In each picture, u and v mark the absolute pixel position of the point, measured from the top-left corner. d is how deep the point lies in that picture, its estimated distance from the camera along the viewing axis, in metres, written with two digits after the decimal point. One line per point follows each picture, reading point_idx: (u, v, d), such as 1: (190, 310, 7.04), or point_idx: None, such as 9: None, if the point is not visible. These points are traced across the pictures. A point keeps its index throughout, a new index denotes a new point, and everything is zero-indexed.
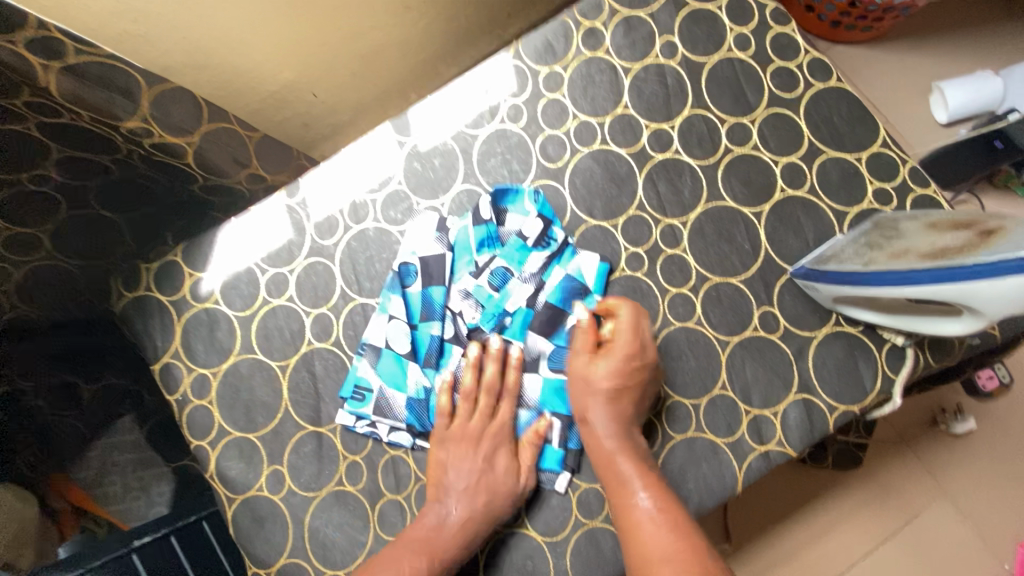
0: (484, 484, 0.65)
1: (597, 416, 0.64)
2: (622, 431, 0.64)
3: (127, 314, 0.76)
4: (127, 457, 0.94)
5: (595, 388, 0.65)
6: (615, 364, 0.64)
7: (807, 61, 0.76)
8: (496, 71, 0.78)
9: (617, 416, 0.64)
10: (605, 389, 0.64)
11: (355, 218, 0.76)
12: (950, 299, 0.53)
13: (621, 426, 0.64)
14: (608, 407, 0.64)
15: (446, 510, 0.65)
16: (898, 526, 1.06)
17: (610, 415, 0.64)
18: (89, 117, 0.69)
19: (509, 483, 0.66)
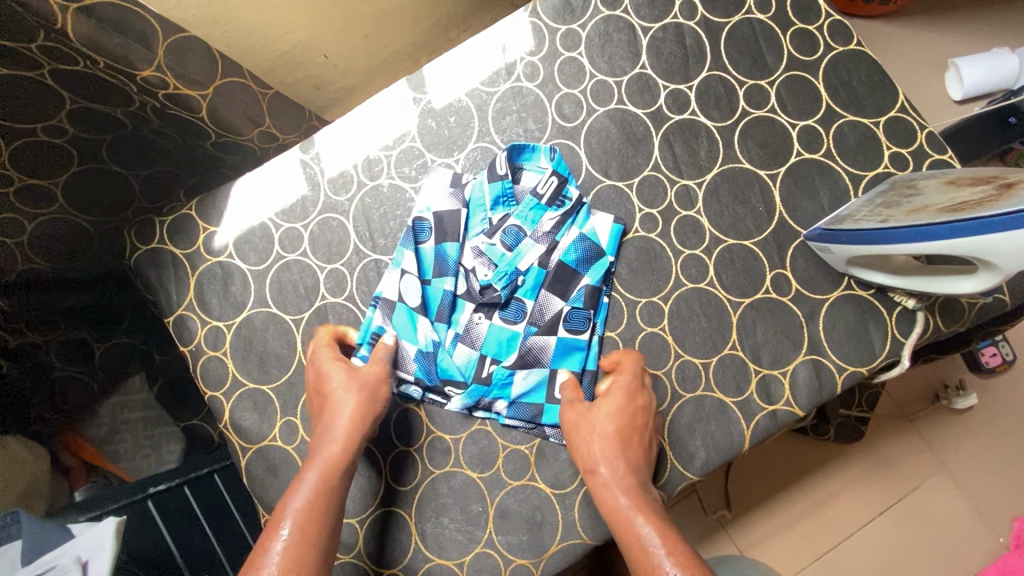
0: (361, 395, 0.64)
1: (609, 462, 0.60)
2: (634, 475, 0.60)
3: (140, 266, 0.76)
4: (137, 415, 0.96)
5: (599, 435, 0.62)
6: (616, 405, 0.63)
7: (827, 23, 0.76)
8: (513, 28, 0.77)
9: (626, 461, 0.61)
10: (611, 432, 0.62)
11: (370, 174, 0.76)
12: (969, 254, 0.53)
13: (633, 473, 0.60)
14: (618, 454, 0.61)
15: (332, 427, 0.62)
16: (896, 497, 1.07)
17: (621, 460, 0.61)
18: (104, 65, 0.68)
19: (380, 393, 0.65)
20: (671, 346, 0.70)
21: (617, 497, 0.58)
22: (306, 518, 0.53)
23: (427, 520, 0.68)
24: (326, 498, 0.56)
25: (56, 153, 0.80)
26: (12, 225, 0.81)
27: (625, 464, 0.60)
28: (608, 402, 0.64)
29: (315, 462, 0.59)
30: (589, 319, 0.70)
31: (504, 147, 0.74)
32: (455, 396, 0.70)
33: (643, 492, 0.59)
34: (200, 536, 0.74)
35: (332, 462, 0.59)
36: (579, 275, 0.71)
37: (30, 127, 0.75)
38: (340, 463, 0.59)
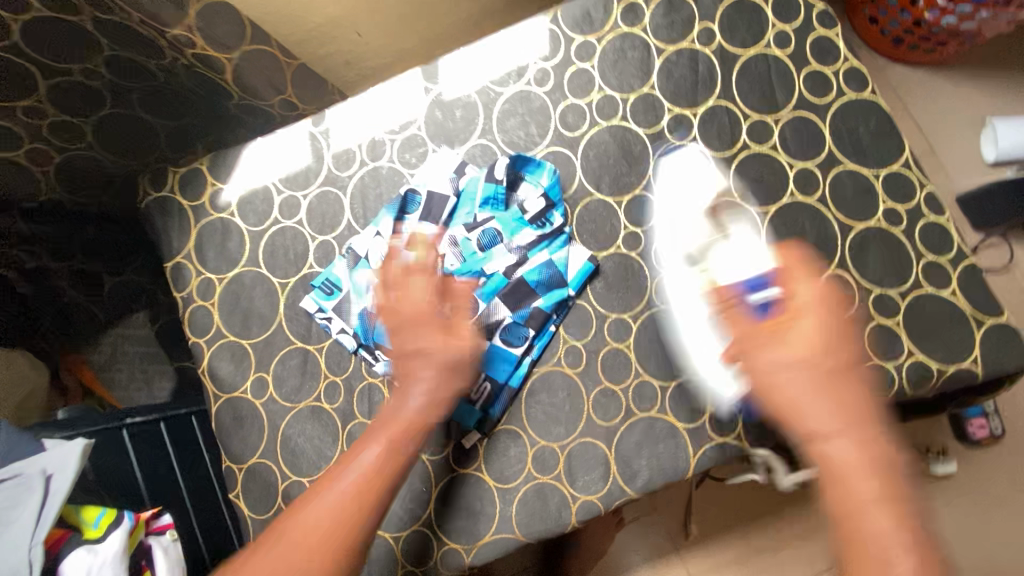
0: (443, 367, 0.60)
1: (803, 403, 0.49)
2: (841, 426, 0.48)
3: (149, 212, 0.82)
4: (136, 350, 1.02)
5: (801, 377, 0.50)
6: (806, 344, 0.50)
7: (844, 68, 0.75)
8: (531, 33, 0.79)
9: (844, 416, 0.49)
10: (813, 381, 0.49)
11: (372, 155, 0.79)
12: None
13: (854, 420, 0.49)
14: (812, 394, 0.49)
15: (411, 393, 0.60)
16: None
17: (838, 414, 0.49)
18: (138, 19, 0.72)
19: (467, 359, 0.61)
20: (632, 364, 0.71)
21: (824, 449, 0.48)
22: (375, 469, 0.56)
23: None
24: (396, 461, 0.57)
25: (91, 94, 0.85)
26: (40, 154, 0.88)
27: (833, 416, 0.49)
28: (815, 288, 0.54)
29: (390, 420, 0.59)
30: (526, 339, 0.72)
31: (510, 154, 0.76)
32: (382, 359, 0.73)
33: (880, 465, 0.47)
34: (166, 471, 0.79)
35: (403, 427, 0.58)
36: (535, 296, 0.73)
37: (67, 68, 0.80)
38: (412, 426, 0.59)
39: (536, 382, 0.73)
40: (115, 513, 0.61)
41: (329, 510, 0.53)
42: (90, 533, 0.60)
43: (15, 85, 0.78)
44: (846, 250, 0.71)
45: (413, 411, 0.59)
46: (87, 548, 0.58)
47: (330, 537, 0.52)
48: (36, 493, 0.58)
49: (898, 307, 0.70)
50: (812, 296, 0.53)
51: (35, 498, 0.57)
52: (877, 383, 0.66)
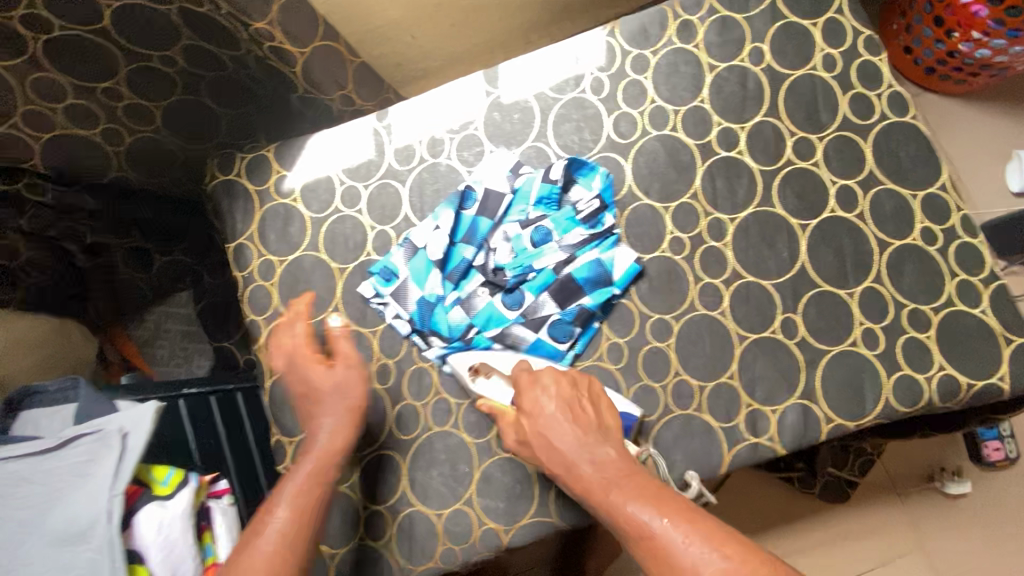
0: (347, 408, 0.69)
1: (612, 483, 0.58)
2: (641, 490, 0.56)
3: (215, 193, 0.86)
4: (176, 328, 1.17)
5: (545, 420, 0.64)
6: (553, 397, 0.65)
7: (887, 93, 0.78)
8: (588, 44, 0.83)
9: (636, 482, 0.58)
10: (556, 417, 0.64)
11: (432, 152, 0.83)
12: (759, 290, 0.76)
13: (648, 485, 0.57)
14: (587, 473, 0.60)
15: (321, 428, 0.68)
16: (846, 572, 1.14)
17: (627, 482, 0.58)
18: (227, 11, 0.76)
19: (335, 384, 0.70)
20: (673, 363, 0.74)
21: (635, 514, 0.54)
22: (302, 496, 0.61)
23: (418, 470, 0.75)
24: (319, 484, 0.63)
25: (164, 80, 0.89)
26: (114, 134, 0.92)
27: (624, 483, 0.58)
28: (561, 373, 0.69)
29: (310, 454, 0.66)
30: (572, 335, 0.75)
31: (565, 157, 0.79)
32: (435, 345, 0.78)
33: (673, 503, 0.55)
34: (214, 442, 0.83)
35: (322, 458, 0.65)
36: (583, 293, 0.76)
37: (148, 54, 0.85)
38: (332, 456, 0.65)
39: None
40: (183, 474, 0.64)
41: (270, 541, 0.57)
42: (159, 490, 0.62)
43: (96, 67, 0.83)
44: (882, 265, 0.74)
45: (324, 441, 0.66)
46: (157, 503, 0.61)
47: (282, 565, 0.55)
48: (113, 450, 0.60)
49: (931, 322, 0.73)
50: (561, 385, 0.67)
51: (112, 454, 0.59)
52: (903, 395, 0.71)
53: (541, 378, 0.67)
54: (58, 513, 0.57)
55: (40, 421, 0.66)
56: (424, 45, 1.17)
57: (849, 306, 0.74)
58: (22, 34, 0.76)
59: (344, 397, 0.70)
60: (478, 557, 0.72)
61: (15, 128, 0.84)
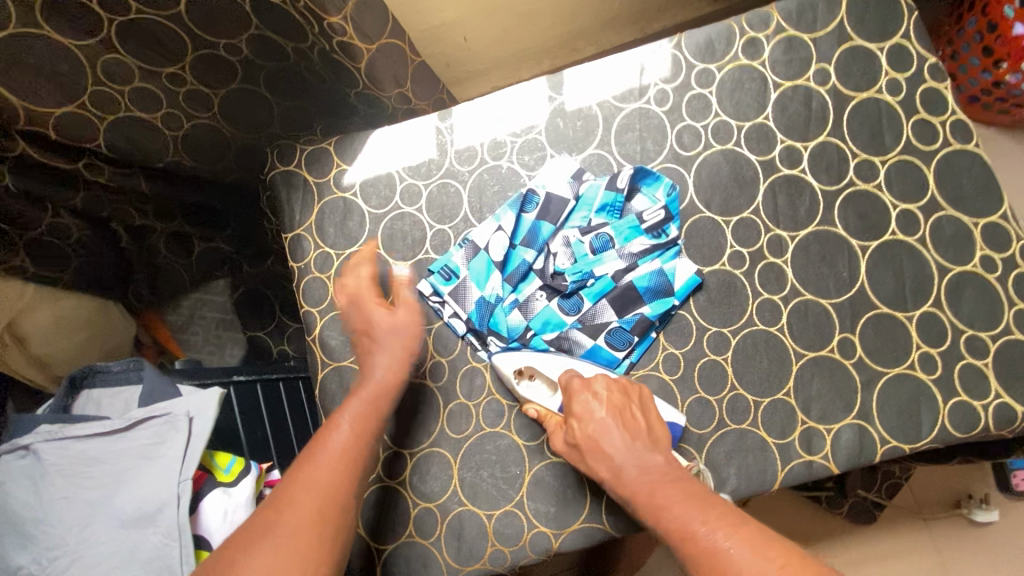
0: (400, 343, 0.71)
1: (655, 480, 0.60)
2: (685, 493, 0.58)
3: (274, 183, 0.86)
4: (212, 315, 1.19)
5: (597, 421, 0.66)
6: (603, 400, 0.68)
7: (951, 120, 0.79)
8: (654, 55, 0.84)
9: (680, 484, 0.59)
10: (607, 420, 0.66)
11: (493, 154, 0.84)
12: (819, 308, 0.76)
13: (694, 489, 0.59)
14: (630, 474, 0.62)
15: (374, 361, 0.69)
16: None
17: (668, 482, 0.60)
18: (303, 5, 0.76)
19: (393, 321, 0.72)
20: (729, 377, 0.75)
21: (676, 518, 0.56)
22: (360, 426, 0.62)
23: (468, 470, 0.75)
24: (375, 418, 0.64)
25: (226, 67, 0.90)
26: (174, 119, 0.92)
27: (666, 484, 0.60)
28: (615, 381, 0.71)
29: (367, 386, 0.67)
30: (630, 343, 0.75)
31: (630, 166, 0.80)
32: (493, 345, 0.79)
33: (717, 507, 0.56)
34: (261, 432, 0.83)
35: (377, 392, 0.66)
36: (642, 302, 0.77)
37: (214, 41, 0.85)
38: (387, 390, 0.67)
39: None
40: (245, 462, 0.65)
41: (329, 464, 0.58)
42: (222, 477, 0.63)
43: (165, 53, 0.83)
44: (941, 290, 0.75)
45: (380, 376, 0.68)
46: (222, 489, 0.62)
47: (335, 490, 0.56)
48: (181, 433, 0.60)
49: (988, 349, 0.73)
50: (612, 393, 0.69)
51: (180, 438, 0.60)
52: (959, 421, 0.71)
53: (594, 386, 0.70)
54: (126, 494, 0.57)
55: (104, 402, 0.67)
56: (476, 48, 1.18)
57: (907, 329, 0.74)
58: (99, 16, 0.74)
59: (399, 333, 0.71)
60: (527, 559, 0.73)
61: (84, 108, 0.83)
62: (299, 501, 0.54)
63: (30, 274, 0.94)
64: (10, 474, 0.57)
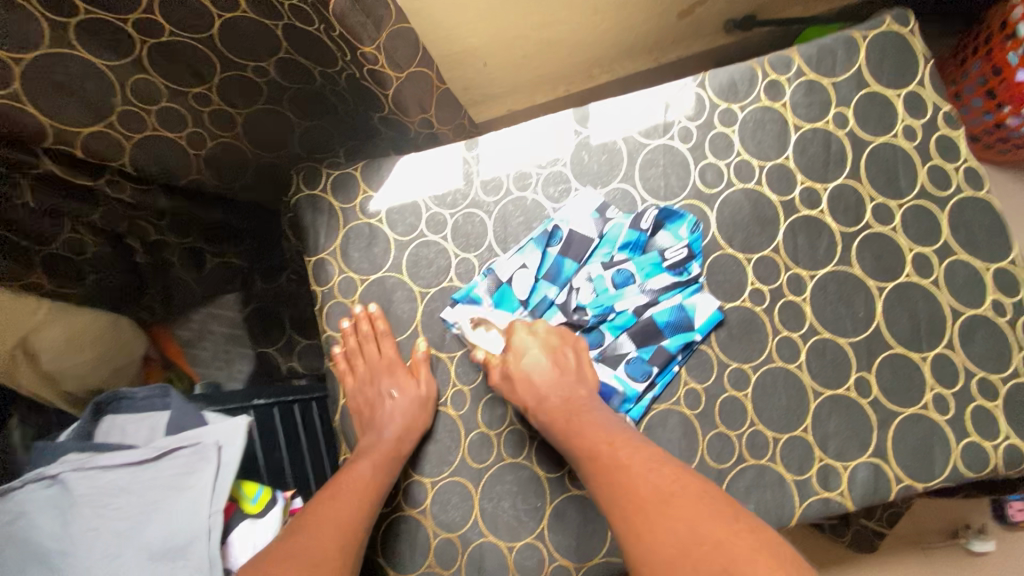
0: (415, 415, 0.76)
1: (585, 430, 0.67)
2: (598, 427, 0.67)
3: (299, 206, 0.87)
4: (222, 330, 1.17)
5: (536, 364, 0.74)
6: (544, 344, 0.76)
7: (964, 167, 0.81)
8: (679, 93, 0.86)
9: (616, 440, 0.65)
10: (545, 363, 0.74)
11: (519, 185, 0.85)
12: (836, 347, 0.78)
13: (608, 425, 0.68)
14: (564, 419, 0.70)
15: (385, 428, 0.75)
16: None
17: (612, 445, 0.64)
18: (339, 33, 0.76)
19: (416, 394, 0.77)
20: (748, 413, 0.76)
21: (590, 443, 0.65)
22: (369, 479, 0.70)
23: (489, 499, 0.76)
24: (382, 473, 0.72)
25: (252, 88, 0.89)
26: (197, 138, 0.92)
27: (614, 449, 0.63)
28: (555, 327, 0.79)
29: (377, 447, 0.74)
30: (649, 375, 0.76)
31: (655, 205, 0.82)
32: None
33: (633, 444, 0.64)
34: (277, 455, 0.82)
35: (386, 454, 0.73)
36: (663, 336, 0.78)
37: (243, 64, 0.84)
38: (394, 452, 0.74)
39: (653, 418, 0.77)
40: (270, 493, 0.65)
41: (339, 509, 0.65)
42: (249, 508, 0.63)
43: (193, 73, 0.83)
44: (954, 333, 0.77)
45: (389, 438, 0.75)
46: (250, 521, 0.62)
47: (344, 529, 0.63)
48: (211, 464, 0.60)
49: (998, 392, 0.75)
50: (552, 334, 0.78)
51: (210, 469, 0.59)
52: (970, 461, 0.73)
53: (534, 327, 0.79)
54: (155, 527, 0.56)
55: (128, 428, 0.66)
56: (495, 73, 1.20)
57: (921, 370, 0.76)
58: (133, 37, 0.75)
59: (416, 405, 0.76)
60: None
61: (110, 126, 0.83)
62: (311, 541, 0.59)
63: (46, 290, 0.94)
64: (36, 504, 0.56)
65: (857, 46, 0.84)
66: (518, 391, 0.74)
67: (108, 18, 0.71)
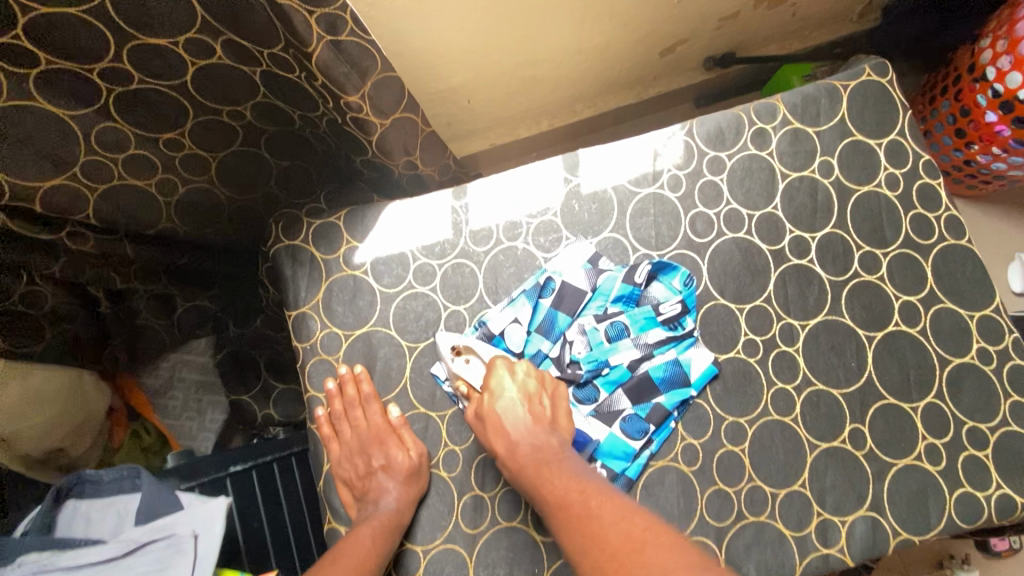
0: (410, 488, 0.73)
1: (556, 480, 0.64)
2: (566, 471, 0.65)
3: (278, 257, 0.83)
4: (192, 377, 1.12)
5: (510, 412, 0.71)
6: (523, 388, 0.73)
7: (945, 216, 0.83)
8: (668, 140, 0.85)
9: (585, 491, 0.61)
10: (522, 411, 0.71)
11: (509, 235, 0.83)
12: (830, 399, 0.77)
13: (574, 468, 0.66)
14: (534, 466, 0.66)
15: (383, 498, 0.72)
16: None
17: (582, 497, 0.60)
18: (321, 83, 0.72)
19: (409, 465, 0.73)
20: (746, 468, 0.75)
21: (554, 488, 0.63)
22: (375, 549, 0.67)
23: (484, 568, 0.72)
24: (385, 547, 0.68)
25: (226, 131, 0.85)
26: (168, 185, 0.88)
27: (584, 501, 0.60)
28: (535, 370, 0.76)
29: (375, 517, 0.71)
30: (645, 433, 0.75)
31: (648, 258, 0.82)
32: None
33: (600, 491, 0.61)
34: (257, 524, 0.78)
35: (387, 525, 0.70)
36: (658, 392, 0.77)
37: (218, 108, 0.80)
38: (395, 521, 0.71)
39: (651, 476, 0.75)
40: None
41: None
42: None
43: (163, 120, 0.78)
44: (943, 381, 0.78)
45: (391, 508, 0.71)
46: None
47: None
48: (187, 556, 0.56)
49: (988, 441, 0.75)
50: (530, 377, 0.75)
51: (187, 562, 0.55)
52: (964, 511, 0.73)
53: (515, 367, 0.75)
54: None
55: (93, 515, 0.64)
56: (478, 110, 1.18)
57: (913, 420, 0.76)
58: (98, 86, 0.70)
59: (411, 478, 0.73)
60: None
61: (73, 179, 0.78)
62: None
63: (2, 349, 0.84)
64: None
65: (839, 95, 0.86)
66: (493, 435, 0.70)
67: (71, 67, 0.66)
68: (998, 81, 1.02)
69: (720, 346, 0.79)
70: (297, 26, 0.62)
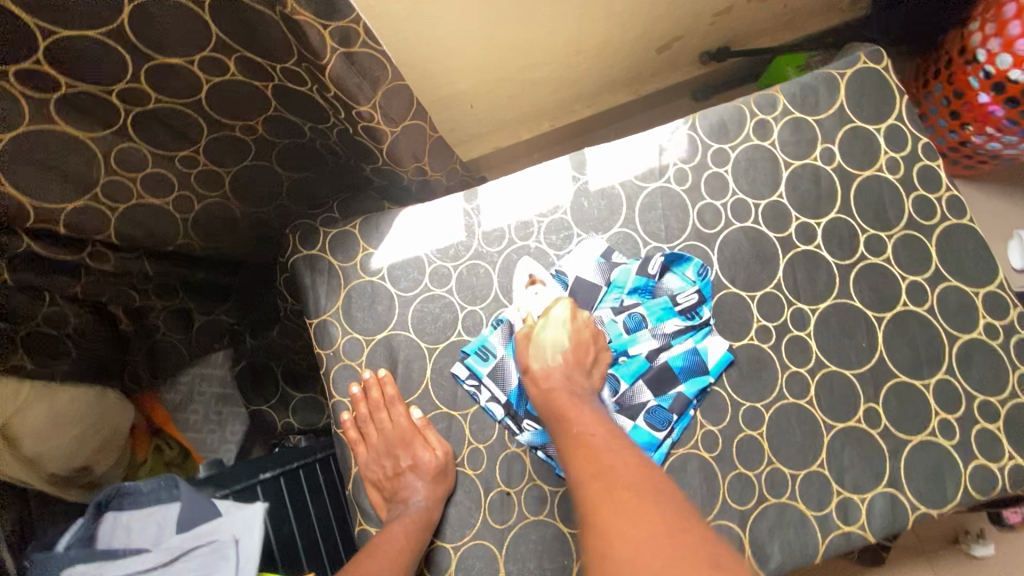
0: (437, 485, 0.75)
1: (580, 415, 0.66)
2: (590, 412, 0.66)
3: (296, 267, 0.85)
4: (211, 391, 1.16)
5: (560, 346, 0.72)
6: (575, 328, 0.74)
7: (946, 196, 0.85)
8: (672, 135, 0.87)
9: (609, 433, 0.63)
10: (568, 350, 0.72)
11: (521, 234, 0.85)
12: (844, 381, 0.79)
13: (598, 414, 0.67)
14: (566, 397, 0.68)
15: (413, 496, 0.74)
16: None
17: (605, 438, 0.61)
18: (333, 94, 0.74)
19: (434, 464, 0.75)
20: (765, 452, 0.77)
21: (576, 419, 0.65)
22: (406, 546, 0.69)
23: (514, 562, 0.74)
24: (416, 544, 0.71)
25: (238, 146, 0.86)
26: (185, 202, 0.90)
27: (605, 442, 0.60)
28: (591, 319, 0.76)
29: (405, 516, 0.72)
30: (669, 423, 0.77)
31: (660, 250, 0.83)
32: (528, 429, 0.77)
33: (617, 437, 0.62)
34: (287, 531, 0.78)
35: (416, 524, 0.72)
36: (677, 381, 0.79)
37: (231, 123, 0.81)
38: (423, 520, 0.72)
39: (673, 464, 0.77)
40: None
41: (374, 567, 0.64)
42: None
43: (179, 138, 0.80)
44: (953, 358, 0.79)
45: (420, 507, 0.73)
46: None
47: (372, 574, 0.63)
48: (230, 562, 0.59)
49: (999, 414, 0.77)
50: (587, 325, 0.75)
51: (231, 567, 0.59)
52: (980, 483, 0.75)
53: (577, 312, 0.75)
54: None
55: (131, 524, 0.66)
56: (481, 114, 1.20)
57: (925, 396, 0.78)
58: (116, 106, 0.72)
59: (437, 476, 0.75)
60: None
61: (95, 200, 0.80)
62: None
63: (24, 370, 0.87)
64: None
65: (836, 83, 0.88)
66: (535, 361, 0.72)
67: (92, 89, 0.68)
68: (989, 62, 1.05)
69: (732, 334, 0.81)
70: (311, 40, 0.64)
